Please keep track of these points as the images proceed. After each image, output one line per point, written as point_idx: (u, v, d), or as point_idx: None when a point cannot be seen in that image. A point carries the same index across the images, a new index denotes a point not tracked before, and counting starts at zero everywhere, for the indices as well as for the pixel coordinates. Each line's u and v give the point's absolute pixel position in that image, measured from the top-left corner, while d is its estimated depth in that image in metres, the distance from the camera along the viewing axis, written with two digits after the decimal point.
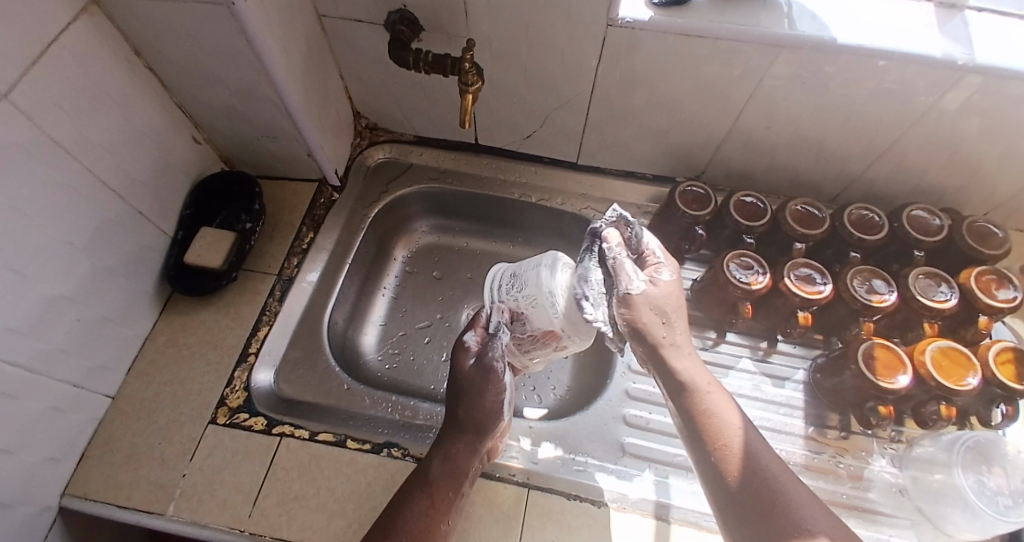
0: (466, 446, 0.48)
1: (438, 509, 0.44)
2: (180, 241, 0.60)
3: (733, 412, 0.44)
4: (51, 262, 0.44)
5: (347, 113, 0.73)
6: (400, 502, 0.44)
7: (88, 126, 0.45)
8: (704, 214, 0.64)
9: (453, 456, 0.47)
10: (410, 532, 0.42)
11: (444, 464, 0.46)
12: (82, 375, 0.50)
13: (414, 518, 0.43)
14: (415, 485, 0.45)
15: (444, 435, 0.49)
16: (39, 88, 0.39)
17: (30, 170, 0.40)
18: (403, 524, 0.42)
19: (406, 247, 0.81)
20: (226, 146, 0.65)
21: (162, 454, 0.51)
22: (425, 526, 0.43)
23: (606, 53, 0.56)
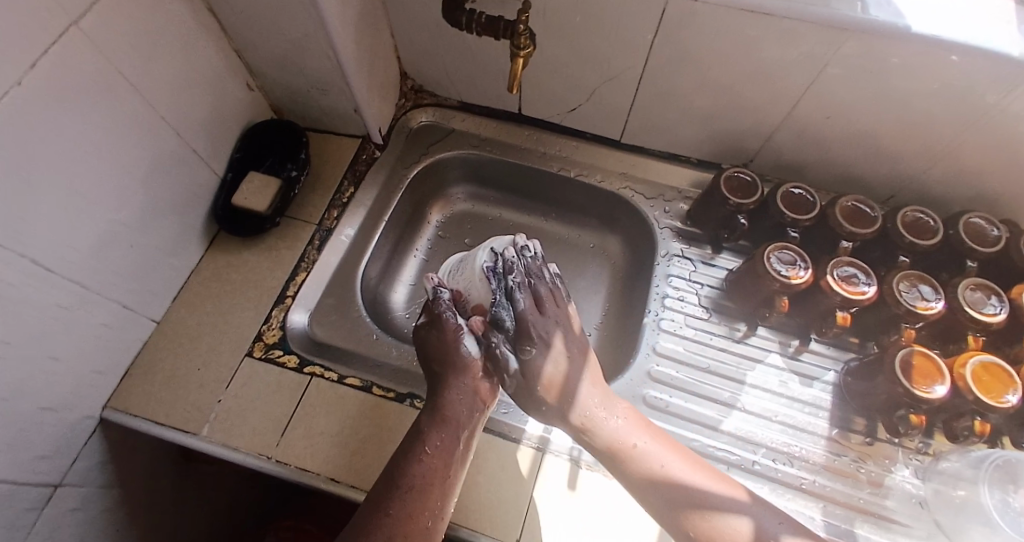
0: (456, 400, 0.50)
1: (437, 457, 0.46)
2: (229, 181, 0.62)
3: (665, 453, 0.48)
4: (114, 189, 0.47)
5: (395, 72, 0.73)
6: (400, 455, 0.46)
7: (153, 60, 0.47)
8: (748, 203, 0.63)
9: (444, 411, 0.49)
10: (410, 480, 0.44)
11: (436, 418, 0.49)
12: (132, 299, 0.53)
13: (414, 469, 0.45)
14: (411, 439, 0.48)
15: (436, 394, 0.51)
16: (111, 18, 0.40)
17: (99, 99, 0.42)
18: (403, 475, 0.45)
19: (441, 211, 0.82)
20: (276, 96, 0.66)
21: (200, 380, 0.54)
22: (426, 473, 0.45)
23: (664, 27, 0.54)
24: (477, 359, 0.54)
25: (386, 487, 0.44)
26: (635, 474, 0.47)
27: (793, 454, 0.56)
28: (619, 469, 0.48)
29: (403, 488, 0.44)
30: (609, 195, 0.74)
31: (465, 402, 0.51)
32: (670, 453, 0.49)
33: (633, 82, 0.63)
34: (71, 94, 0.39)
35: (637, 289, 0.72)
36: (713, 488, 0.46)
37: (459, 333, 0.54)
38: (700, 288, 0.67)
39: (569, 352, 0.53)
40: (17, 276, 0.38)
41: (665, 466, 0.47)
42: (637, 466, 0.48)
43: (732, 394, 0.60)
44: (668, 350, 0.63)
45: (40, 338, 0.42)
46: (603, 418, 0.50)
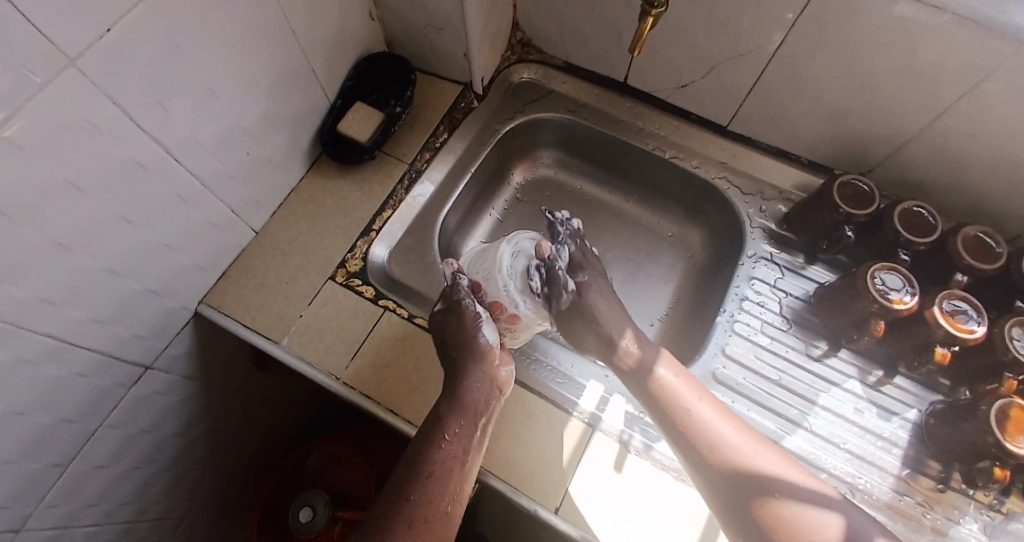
0: (475, 390, 0.50)
1: (456, 447, 0.47)
2: (337, 108, 0.63)
3: (706, 406, 0.49)
4: (242, 96, 0.48)
5: (507, 23, 0.72)
6: (421, 441, 0.48)
7: None
8: (861, 215, 0.58)
9: (463, 401, 0.49)
10: (430, 468, 0.46)
11: (455, 409, 0.49)
12: (239, 206, 0.55)
13: (434, 458, 0.47)
14: (431, 426, 0.49)
15: (454, 379, 0.51)
16: None
17: (241, 1, 0.43)
18: (424, 462, 0.47)
19: (524, 173, 0.82)
20: (392, 30, 0.66)
21: (287, 293, 0.57)
22: (445, 463, 0.46)
23: (819, 9, 0.50)
24: (495, 346, 0.53)
25: (408, 473, 0.46)
26: (697, 445, 0.47)
27: (856, 485, 0.54)
28: (681, 439, 0.48)
29: (424, 475, 0.46)
30: (703, 183, 0.72)
31: (485, 391, 0.50)
32: (737, 431, 0.47)
33: (760, 62, 0.58)
34: None
35: (716, 290, 0.70)
36: (749, 449, 0.46)
37: (478, 318, 0.53)
38: (784, 297, 0.64)
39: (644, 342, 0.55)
40: (148, 159, 0.41)
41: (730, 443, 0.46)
42: (701, 439, 0.47)
43: (801, 413, 0.58)
44: (739, 353, 0.61)
45: (160, 224, 0.45)
46: (663, 376, 0.51)
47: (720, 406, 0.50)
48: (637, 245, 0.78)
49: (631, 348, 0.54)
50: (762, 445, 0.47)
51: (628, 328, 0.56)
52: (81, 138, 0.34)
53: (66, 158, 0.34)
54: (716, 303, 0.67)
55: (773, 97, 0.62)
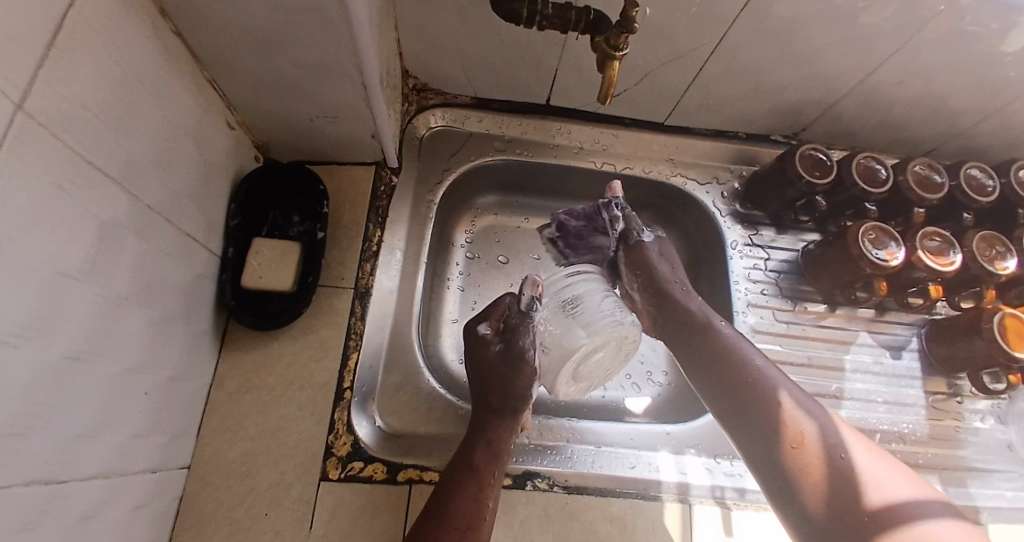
0: (506, 430, 0.46)
1: (487, 492, 0.42)
2: (231, 261, 0.47)
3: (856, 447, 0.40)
4: (105, 328, 0.32)
5: (399, 74, 0.59)
6: (448, 488, 0.41)
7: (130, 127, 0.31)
8: (824, 183, 0.60)
9: (494, 442, 0.45)
10: (465, 516, 0.40)
11: (488, 451, 0.44)
12: (158, 456, 0.39)
13: (467, 501, 0.40)
14: (458, 471, 0.42)
15: (477, 422, 0.46)
16: (57, 86, 0.25)
17: (66, 208, 0.27)
18: (457, 508, 0.40)
19: (466, 229, 0.70)
20: (263, 130, 0.51)
21: (274, 526, 0.42)
22: (478, 509, 0.41)
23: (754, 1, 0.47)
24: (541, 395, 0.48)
25: (438, 521, 0.39)
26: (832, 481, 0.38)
27: (903, 432, 0.57)
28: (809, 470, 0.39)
29: (460, 525, 0.39)
30: (661, 184, 0.68)
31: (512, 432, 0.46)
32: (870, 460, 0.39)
33: (698, 60, 0.56)
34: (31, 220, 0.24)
35: (710, 289, 0.67)
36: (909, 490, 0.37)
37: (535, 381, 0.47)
38: (777, 276, 0.65)
39: (795, 390, 0.44)
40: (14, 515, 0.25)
41: (850, 462, 0.39)
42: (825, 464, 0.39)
43: (838, 386, 0.59)
44: (768, 352, 0.60)
45: None
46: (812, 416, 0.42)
47: (854, 435, 0.41)
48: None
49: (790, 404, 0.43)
50: (891, 470, 0.38)
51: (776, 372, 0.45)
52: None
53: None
54: (721, 300, 0.64)
55: (710, 85, 0.60)
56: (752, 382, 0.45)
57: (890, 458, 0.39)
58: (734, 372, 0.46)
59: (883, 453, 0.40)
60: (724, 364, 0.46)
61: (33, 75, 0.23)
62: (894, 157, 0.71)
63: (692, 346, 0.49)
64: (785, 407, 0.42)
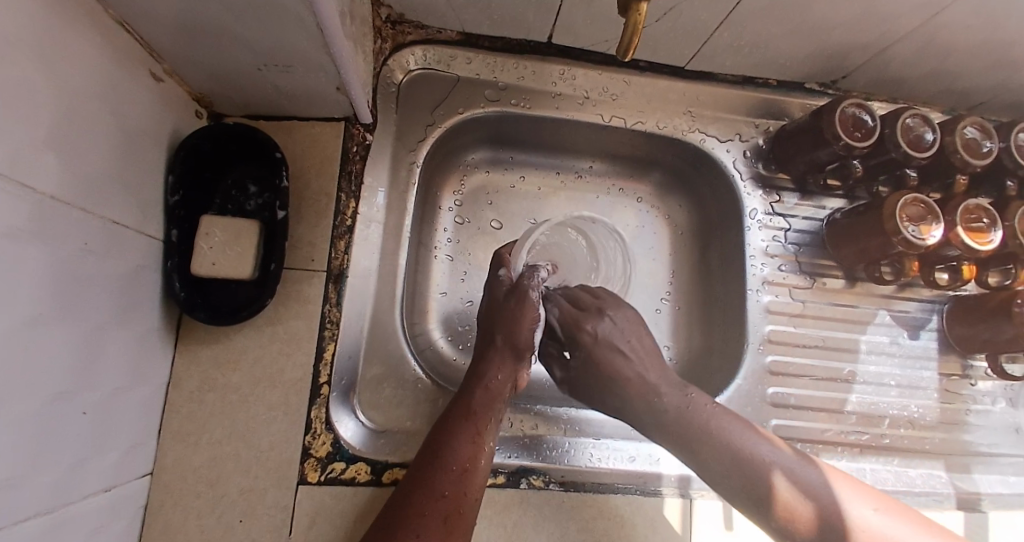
0: (506, 374, 0.43)
1: (485, 436, 0.41)
2: (177, 247, 0.40)
3: (863, 506, 0.38)
4: (23, 354, 0.26)
5: (367, 4, 0.48)
6: (443, 432, 0.40)
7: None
8: (864, 147, 0.52)
9: (494, 384, 0.43)
10: (462, 459, 0.39)
11: (486, 394, 0.42)
12: (112, 474, 0.35)
13: (464, 445, 0.39)
14: (453, 416, 0.41)
15: (475, 366, 0.44)
16: None
17: None
18: (452, 452, 0.39)
19: (453, 191, 0.62)
20: (199, 77, 0.42)
21: (249, 535, 0.39)
22: (476, 452, 0.39)
23: None
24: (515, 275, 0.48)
25: (433, 466, 0.38)
26: None
27: (912, 417, 0.55)
28: None
29: (454, 468, 0.38)
30: (676, 142, 0.60)
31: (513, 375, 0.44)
32: (913, 537, 0.36)
33: None
34: None
35: (721, 262, 0.62)
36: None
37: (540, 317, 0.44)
38: (796, 249, 0.59)
39: (789, 456, 0.40)
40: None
41: (862, 528, 0.37)
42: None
43: (851, 368, 0.56)
44: (781, 335, 0.56)
45: None
46: (808, 485, 0.39)
47: (854, 485, 0.40)
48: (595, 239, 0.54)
49: (790, 481, 0.39)
50: (896, 515, 0.38)
51: (763, 437, 0.42)
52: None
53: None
54: (733, 276, 0.59)
55: (745, 24, 0.50)
56: (755, 467, 0.40)
57: (896, 509, 0.38)
58: (728, 455, 0.40)
59: (888, 500, 0.39)
60: (711, 444, 0.41)
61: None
62: (937, 112, 0.63)
63: (706, 448, 0.41)
64: (785, 484, 0.39)
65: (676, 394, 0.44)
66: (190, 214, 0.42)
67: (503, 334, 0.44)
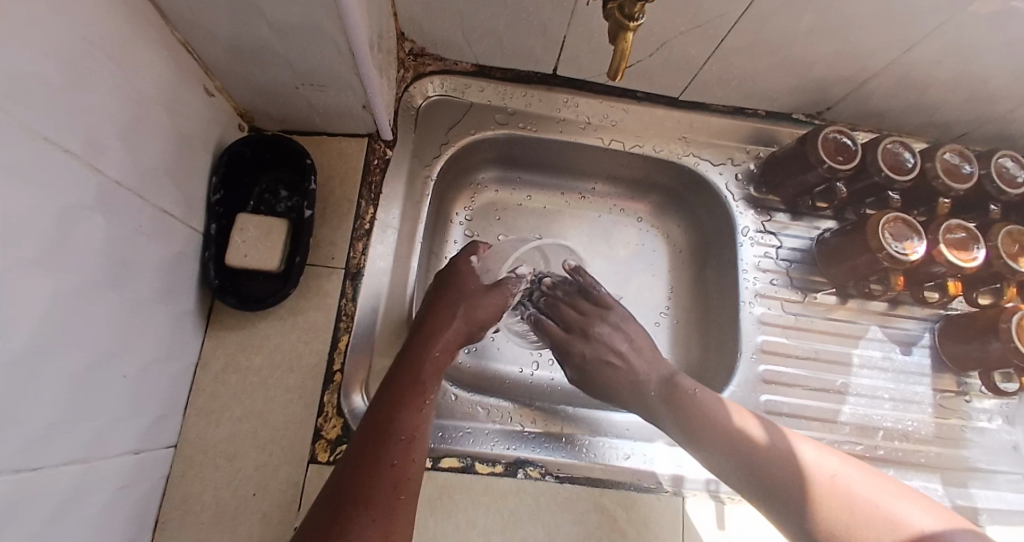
0: (445, 348, 0.46)
1: (427, 407, 0.42)
2: (216, 238, 0.45)
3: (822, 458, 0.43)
4: (76, 316, 0.31)
5: (394, 38, 0.55)
6: (386, 401, 0.40)
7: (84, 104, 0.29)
8: (846, 168, 0.55)
9: (437, 357, 0.44)
10: (409, 429, 0.39)
11: (429, 367, 0.44)
12: (141, 439, 0.38)
13: (410, 414, 0.40)
14: (393, 386, 0.41)
15: (414, 340, 0.45)
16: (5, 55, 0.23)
17: (24, 197, 0.25)
18: (400, 421, 0.39)
19: (465, 205, 0.67)
20: (247, 95, 0.48)
21: (261, 509, 0.42)
22: (420, 422, 0.40)
23: None
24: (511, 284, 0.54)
25: (378, 435, 0.38)
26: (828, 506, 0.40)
27: (906, 430, 0.56)
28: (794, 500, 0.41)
29: (402, 437, 0.38)
30: (671, 164, 0.65)
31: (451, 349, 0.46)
32: (875, 484, 0.41)
33: (721, 28, 0.51)
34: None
35: (717, 277, 0.65)
36: (889, 491, 0.40)
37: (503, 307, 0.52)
38: (787, 265, 0.62)
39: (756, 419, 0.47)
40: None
41: (820, 472, 0.42)
42: (816, 487, 0.41)
43: (843, 380, 0.57)
44: (773, 345, 0.58)
45: None
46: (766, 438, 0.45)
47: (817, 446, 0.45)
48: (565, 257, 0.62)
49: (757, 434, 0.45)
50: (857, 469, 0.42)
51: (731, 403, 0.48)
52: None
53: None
54: (728, 289, 0.62)
55: (730, 58, 0.56)
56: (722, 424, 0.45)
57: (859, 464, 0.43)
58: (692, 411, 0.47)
59: (855, 460, 0.44)
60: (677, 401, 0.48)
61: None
62: (922, 141, 0.67)
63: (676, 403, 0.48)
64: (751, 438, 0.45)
65: (659, 385, 0.50)
66: (228, 211, 0.47)
67: (456, 310, 0.48)
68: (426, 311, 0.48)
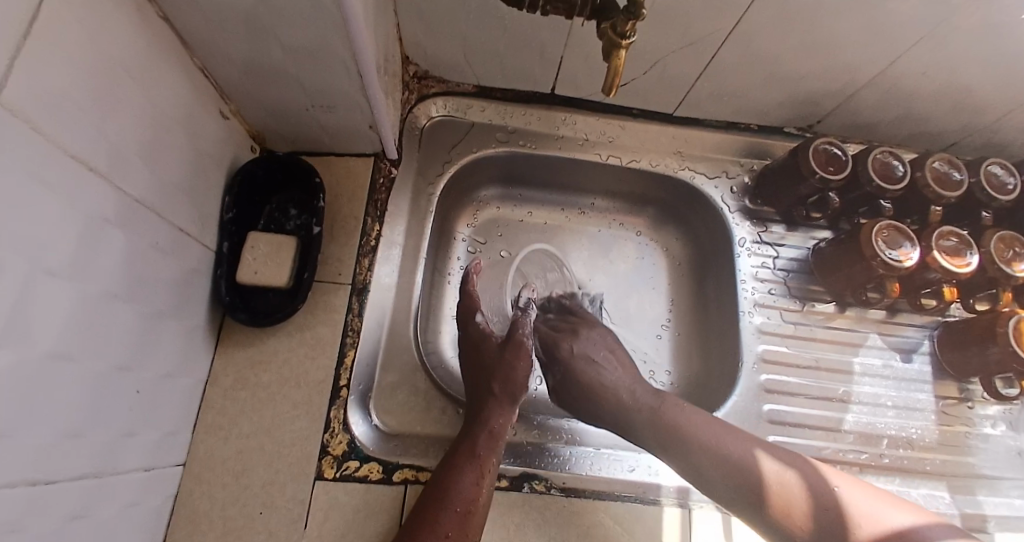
0: (505, 419, 0.46)
1: (487, 478, 0.43)
2: (226, 256, 0.46)
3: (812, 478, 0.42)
4: (93, 330, 0.31)
5: (398, 61, 0.57)
6: (451, 472, 0.41)
7: (108, 126, 0.31)
8: (838, 179, 0.57)
9: (496, 428, 0.45)
10: (466, 501, 0.40)
11: (489, 438, 0.44)
12: (151, 454, 0.39)
13: (468, 486, 0.41)
14: (460, 455, 0.43)
15: (479, 408, 0.47)
16: (38, 80, 0.24)
17: (49, 217, 0.26)
18: (458, 493, 0.40)
19: (468, 222, 0.68)
20: (258, 117, 0.50)
21: (268, 525, 0.42)
22: (478, 494, 0.41)
23: None
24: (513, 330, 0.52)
25: (438, 508, 0.39)
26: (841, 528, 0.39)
27: (910, 437, 0.56)
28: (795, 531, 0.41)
29: (459, 509, 0.40)
30: (669, 178, 0.66)
31: (509, 418, 0.47)
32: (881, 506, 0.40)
33: (712, 47, 0.53)
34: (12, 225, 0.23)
35: (716, 288, 0.66)
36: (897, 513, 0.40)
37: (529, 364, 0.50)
38: (786, 275, 0.63)
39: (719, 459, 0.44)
40: (10, 520, 0.25)
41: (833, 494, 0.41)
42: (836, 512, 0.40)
43: (846, 388, 0.58)
44: (774, 353, 0.59)
45: None
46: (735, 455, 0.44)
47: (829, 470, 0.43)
48: (535, 278, 0.67)
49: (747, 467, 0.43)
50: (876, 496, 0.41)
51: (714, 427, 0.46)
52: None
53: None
54: (728, 300, 0.63)
55: (722, 75, 0.58)
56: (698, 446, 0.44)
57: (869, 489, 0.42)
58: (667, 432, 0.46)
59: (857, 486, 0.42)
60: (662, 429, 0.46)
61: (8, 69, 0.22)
62: (911, 153, 0.69)
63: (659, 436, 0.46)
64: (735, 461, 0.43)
65: (647, 407, 0.47)
66: (239, 229, 0.48)
67: (501, 381, 0.48)
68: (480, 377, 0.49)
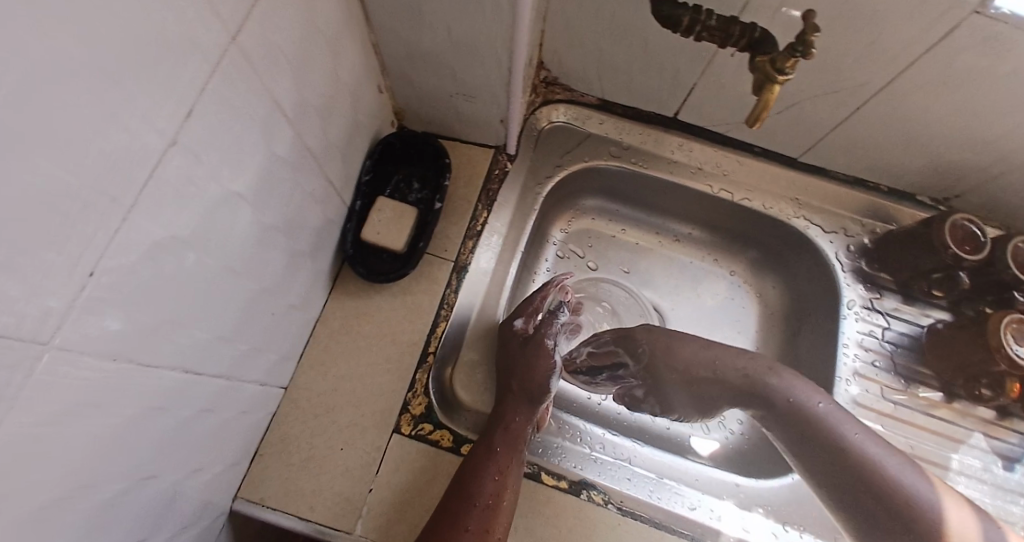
0: (525, 417, 0.47)
1: (508, 473, 0.44)
2: (357, 213, 0.51)
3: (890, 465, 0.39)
4: (256, 253, 0.36)
5: (534, 64, 0.60)
6: (470, 470, 0.43)
7: (303, 83, 0.36)
8: (975, 259, 0.53)
9: (514, 425, 0.46)
10: (485, 498, 0.42)
11: (504, 435, 0.45)
12: (267, 373, 0.44)
13: (486, 484, 0.42)
14: (480, 454, 0.44)
15: (497, 406, 0.48)
16: (265, 29, 0.29)
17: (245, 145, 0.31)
18: (477, 490, 0.42)
19: (563, 227, 0.69)
20: (406, 96, 0.54)
21: (346, 462, 0.46)
22: (498, 491, 0.42)
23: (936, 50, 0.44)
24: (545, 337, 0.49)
25: (460, 504, 0.41)
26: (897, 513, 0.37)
27: None
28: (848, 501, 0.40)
29: (480, 505, 0.41)
30: (776, 223, 0.64)
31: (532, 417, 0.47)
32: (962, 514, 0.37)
33: (859, 98, 0.51)
34: (220, 143, 0.28)
35: (809, 346, 0.62)
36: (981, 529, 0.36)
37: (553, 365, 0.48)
38: (893, 349, 0.59)
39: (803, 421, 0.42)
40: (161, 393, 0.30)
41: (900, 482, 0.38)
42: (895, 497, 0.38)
43: None
44: None
45: (182, 452, 0.34)
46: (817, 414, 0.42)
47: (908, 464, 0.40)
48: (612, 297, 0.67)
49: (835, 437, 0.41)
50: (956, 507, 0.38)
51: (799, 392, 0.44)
52: (66, 424, 0.22)
53: (60, 455, 0.23)
54: (822, 361, 0.60)
55: (859, 128, 0.55)
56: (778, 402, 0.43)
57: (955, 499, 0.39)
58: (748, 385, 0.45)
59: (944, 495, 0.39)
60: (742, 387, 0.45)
61: (247, 14, 0.27)
62: None
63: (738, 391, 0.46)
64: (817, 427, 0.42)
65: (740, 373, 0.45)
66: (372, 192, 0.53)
67: (518, 381, 0.48)
68: (501, 380, 0.50)
